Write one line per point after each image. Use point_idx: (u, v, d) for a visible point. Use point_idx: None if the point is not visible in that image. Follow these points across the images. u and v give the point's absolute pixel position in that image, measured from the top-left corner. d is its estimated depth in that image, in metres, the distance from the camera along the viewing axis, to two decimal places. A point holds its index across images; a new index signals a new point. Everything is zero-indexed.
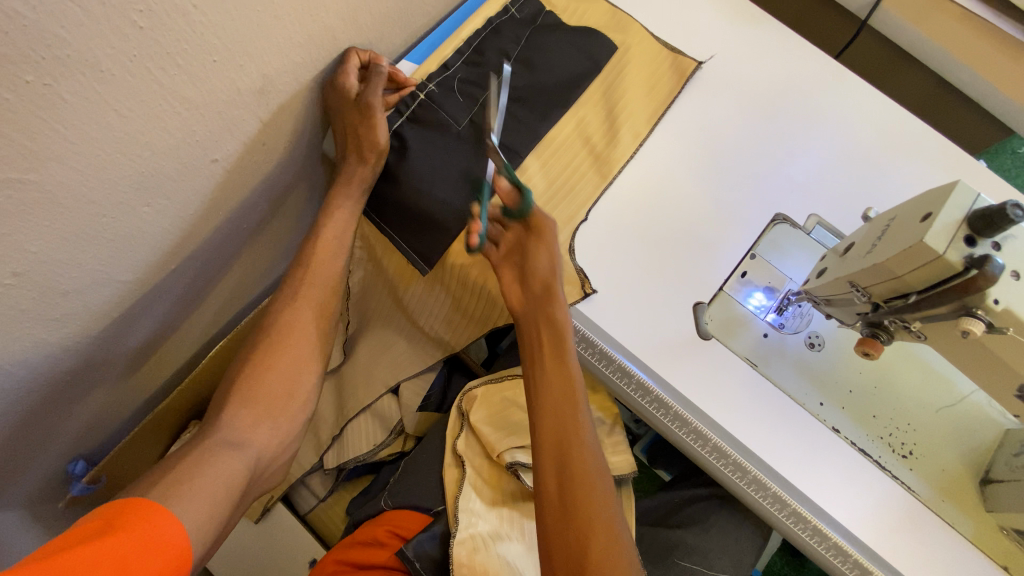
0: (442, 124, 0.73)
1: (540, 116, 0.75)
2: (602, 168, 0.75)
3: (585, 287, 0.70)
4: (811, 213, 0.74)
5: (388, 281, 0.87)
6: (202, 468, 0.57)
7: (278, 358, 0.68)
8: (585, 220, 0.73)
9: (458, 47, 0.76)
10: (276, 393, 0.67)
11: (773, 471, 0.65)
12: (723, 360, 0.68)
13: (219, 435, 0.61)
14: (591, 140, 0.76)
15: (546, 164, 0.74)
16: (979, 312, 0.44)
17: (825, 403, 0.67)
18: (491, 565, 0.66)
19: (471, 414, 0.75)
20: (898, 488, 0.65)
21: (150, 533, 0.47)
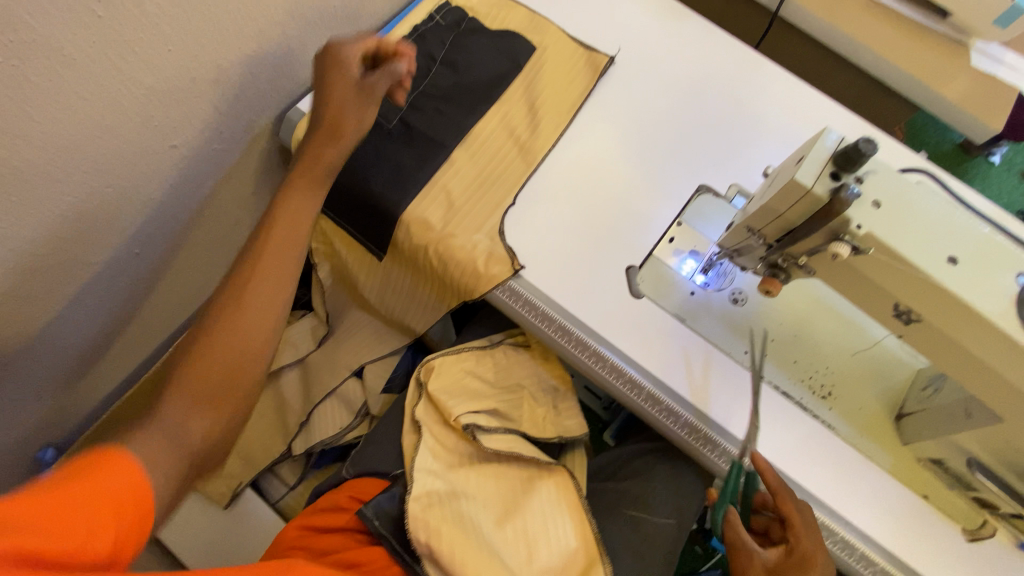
0: (373, 123, 0.78)
1: (466, 112, 0.80)
2: (525, 156, 0.80)
3: (514, 265, 0.74)
4: (732, 183, 0.82)
5: (348, 268, 0.92)
6: (149, 454, 0.49)
7: (235, 326, 0.58)
8: (511, 205, 0.78)
9: None
10: (219, 369, 0.57)
11: (703, 415, 0.69)
12: (654, 315, 0.74)
13: (161, 418, 0.52)
14: (516, 131, 0.81)
15: (475, 155, 0.79)
16: (845, 237, 0.50)
17: (749, 351, 0.72)
18: (447, 518, 0.71)
19: (428, 383, 0.79)
20: (819, 426, 0.70)
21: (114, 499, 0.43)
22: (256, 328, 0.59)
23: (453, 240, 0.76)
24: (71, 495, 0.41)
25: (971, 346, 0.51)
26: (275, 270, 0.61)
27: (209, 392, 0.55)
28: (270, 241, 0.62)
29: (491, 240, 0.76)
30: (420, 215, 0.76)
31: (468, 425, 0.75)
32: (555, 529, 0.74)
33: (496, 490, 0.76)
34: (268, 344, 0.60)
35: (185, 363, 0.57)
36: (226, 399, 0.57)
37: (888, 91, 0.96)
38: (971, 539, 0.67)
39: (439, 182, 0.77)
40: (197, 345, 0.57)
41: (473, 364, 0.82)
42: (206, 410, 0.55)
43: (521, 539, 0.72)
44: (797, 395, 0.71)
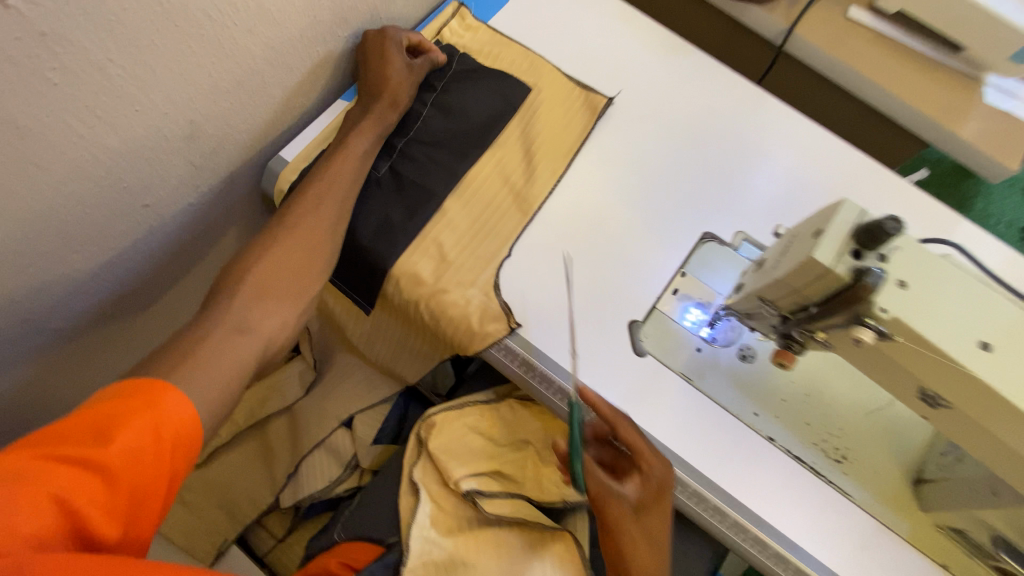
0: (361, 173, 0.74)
1: (458, 158, 0.76)
2: (521, 204, 0.76)
3: (510, 322, 0.70)
4: (739, 230, 0.78)
5: (336, 317, 0.88)
6: (212, 356, 0.53)
7: (293, 239, 0.64)
8: (506, 257, 0.75)
9: None
10: (286, 285, 0.62)
11: (712, 485, 0.65)
12: (659, 375, 0.70)
13: (227, 318, 0.56)
14: (511, 178, 0.78)
15: (468, 204, 0.75)
16: (868, 321, 0.46)
17: (759, 413, 0.69)
18: None
19: (429, 442, 0.74)
20: (834, 493, 0.66)
21: (163, 424, 0.46)
22: (312, 248, 0.64)
23: (445, 296, 0.71)
24: (118, 450, 0.42)
25: (1002, 434, 0.47)
26: (332, 200, 0.67)
27: (272, 297, 0.60)
28: (318, 176, 0.68)
29: (486, 296, 0.72)
30: (410, 270, 0.72)
31: (468, 492, 0.70)
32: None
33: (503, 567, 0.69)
34: (327, 243, 0.65)
35: (234, 269, 0.61)
36: (289, 294, 0.62)
37: (895, 127, 0.93)
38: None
39: (430, 235, 0.73)
40: (243, 273, 0.60)
41: (476, 420, 0.77)
42: (274, 307, 0.61)
43: None
44: (812, 460, 0.67)
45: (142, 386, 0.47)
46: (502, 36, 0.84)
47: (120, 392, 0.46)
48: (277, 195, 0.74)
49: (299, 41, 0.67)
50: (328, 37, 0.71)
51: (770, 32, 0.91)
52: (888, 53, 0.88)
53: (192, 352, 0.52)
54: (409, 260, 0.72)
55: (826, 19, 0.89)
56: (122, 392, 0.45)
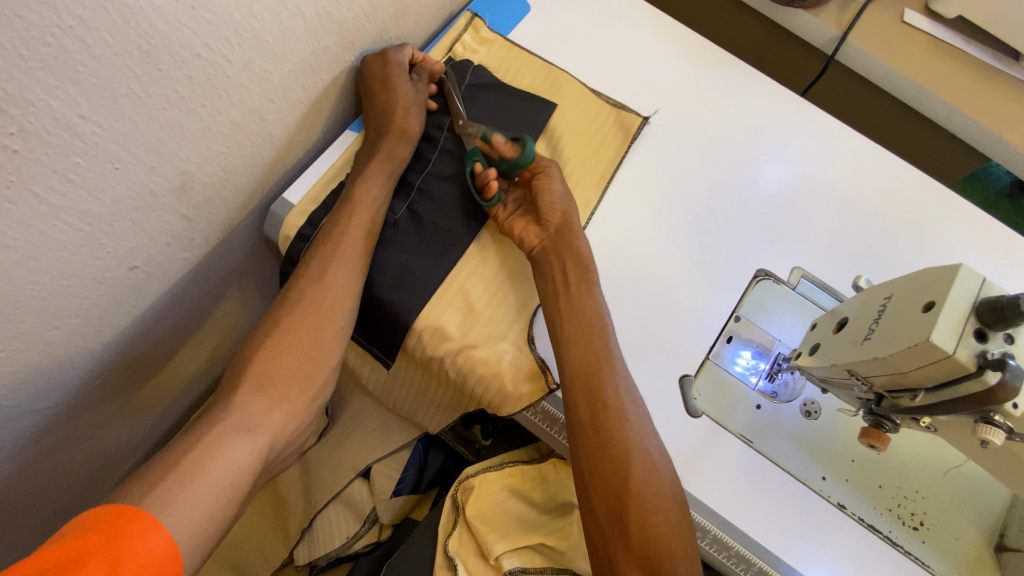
0: None
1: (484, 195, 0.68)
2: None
3: (548, 382, 0.63)
4: (795, 265, 0.70)
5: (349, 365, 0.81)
6: (209, 460, 0.49)
7: (302, 318, 0.58)
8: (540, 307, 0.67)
9: None
10: (292, 370, 0.58)
11: (781, 562, 0.59)
12: (715, 437, 0.63)
13: (228, 416, 0.53)
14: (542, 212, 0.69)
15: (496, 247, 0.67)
16: (997, 418, 0.39)
17: (827, 477, 0.62)
18: None
19: (468, 508, 0.65)
20: (911, 564, 0.60)
21: (127, 563, 0.40)
22: (327, 322, 0.59)
23: (475, 351, 0.63)
24: None
25: None
26: (344, 262, 0.60)
27: (273, 387, 0.56)
28: (327, 233, 0.61)
29: (522, 353, 0.64)
30: (435, 324, 0.63)
31: (511, 570, 0.64)
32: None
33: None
34: (341, 321, 0.60)
35: (244, 359, 0.57)
36: (292, 383, 0.57)
37: (955, 139, 0.84)
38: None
39: (456, 283, 0.65)
40: (249, 362, 0.56)
41: (520, 482, 0.68)
42: (279, 398, 0.57)
43: None
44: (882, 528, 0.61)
45: (113, 515, 0.43)
46: (522, 50, 0.75)
47: (80, 529, 0.41)
48: (282, 243, 0.66)
49: (300, 71, 0.59)
50: (332, 63, 0.63)
51: (820, 39, 0.83)
52: (948, 59, 0.80)
53: (185, 459, 0.48)
54: (433, 315, 0.63)
55: (878, 23, 0.81)
56: (88, 526, 0.41)
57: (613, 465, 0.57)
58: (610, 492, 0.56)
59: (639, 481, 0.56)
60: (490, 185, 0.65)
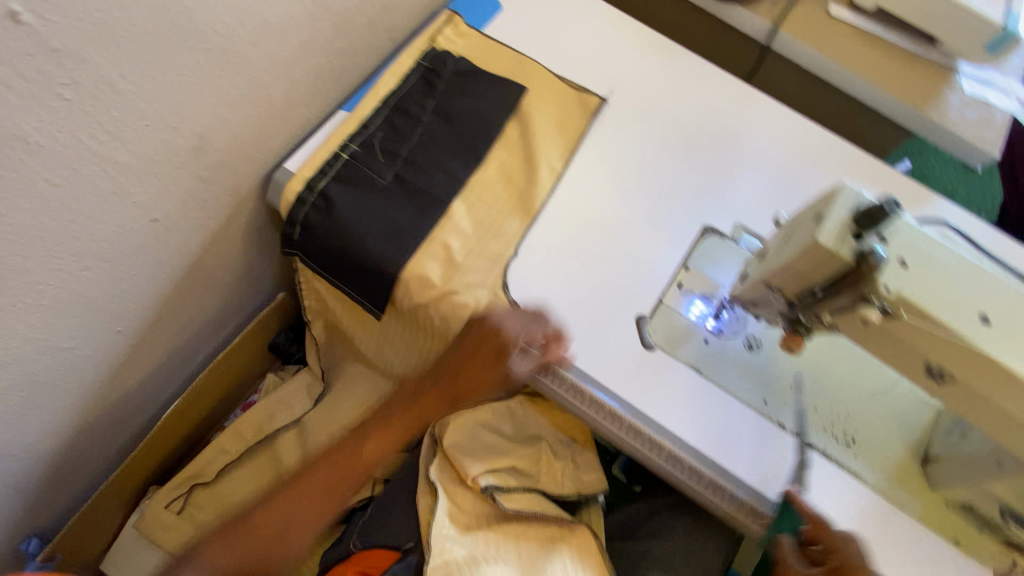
0: (368, 181, 0.75)
1: (461, 164, 0.77)
2: (521, 204, 0.77)
3: (520, 319, 0.71)
4: (736, 222, 0.80)
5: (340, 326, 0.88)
6: None
7: None
8: (513, 255, 0.75)
9: (376, 105, 0.79)
10: None
11: (729, 473, 0.66)
12: (668, 367, 0.71)
13: None
14: (513, 179, 0.79)
15: (474, 206, 0.76)
16: (873, 299, 0.48)
17: (769, 401, 0.70)
18: None
19: (445, 439, 0.73)
20: (845, 475, 0.67)
21: None
22: None
23: (455, 297, 0.71)
24: None
25: (995, 396, 0.49)
26: None
27: None
28: None
29: (500, 296, 0.72)
30: (419, 273, 0.71)
31: (487, 487, 0.69)
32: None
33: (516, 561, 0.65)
34: None
35: None
36: None
37: (880, 118, 0.95)
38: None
39: (438, 237, 0.73)
40: None
41: (490, 418, 0.77)
42: None
43: None
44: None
45: None
46: (495, 43, 0.86)
47: None
48: (282, 206, 0.74)
49: (298, 53, 0.68)
50: (325, 48, 0.73)
51: (757, 32, 0.95)
52: (872, 46, 0.91)
53: None
54: (417, 264, 0.71)
55: (807, 17, 0.92)
56: None
57: None
58: None
59: None
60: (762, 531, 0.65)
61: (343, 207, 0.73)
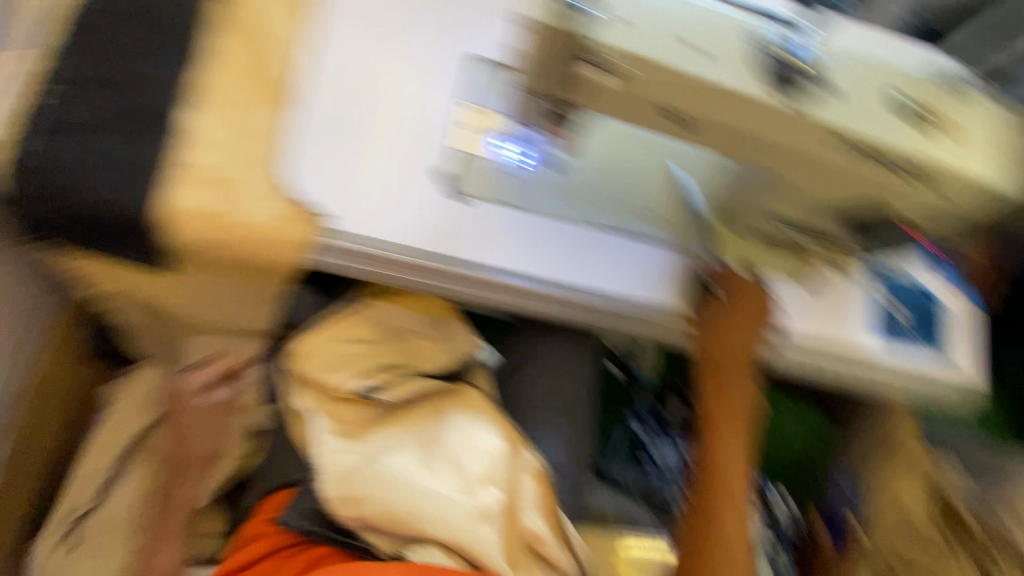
0: (82, 123, 0.64)
1: (178, 66, 0.67)
2: (277, 97, 0.71)
3: (312, 217, 0.67)
4: (499, 46, 0.81)
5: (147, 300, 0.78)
6: None
7: None
8: (283, 153, 0.70)
9: (60, 39, 0.67)
10: None
11: (556, 282, 0.73)
12: (473, 207, 0.72)
13: None
14: (253, 68, 0.70)
15: (217, 112, 0.67)
16: (579, 54, 0.50)
17: (573, 206, 0.76)
18: (376, 485, 0.61)
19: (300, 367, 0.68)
20: (650, 245, 0.77)
21: None
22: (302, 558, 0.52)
23: (231, 214, 0.66)
24: None
25: (725, 116, 0.51)
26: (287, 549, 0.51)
27: None
28: None
29: (285, 201, 0.68)
30: (176, 203, 0.64)
31: (363, 392, 0.70)
32: (480, 444, 0.65)
33: (411, 434, 0.66)
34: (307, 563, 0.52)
35: None
36: None
37: None
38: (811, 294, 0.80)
39: (185, 160, 0.65)
40: None
41: (342, 328, 0.72)
42: None
43: (452, 467, 0.63)
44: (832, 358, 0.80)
45: None
46: None
47: None
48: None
49: None
50: None
51: None
52: None
53: None
54: (171, 192, 0.64)
55: None
56: None
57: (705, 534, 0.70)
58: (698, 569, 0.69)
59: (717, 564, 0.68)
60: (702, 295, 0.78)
61: (67, 159, 0.63)
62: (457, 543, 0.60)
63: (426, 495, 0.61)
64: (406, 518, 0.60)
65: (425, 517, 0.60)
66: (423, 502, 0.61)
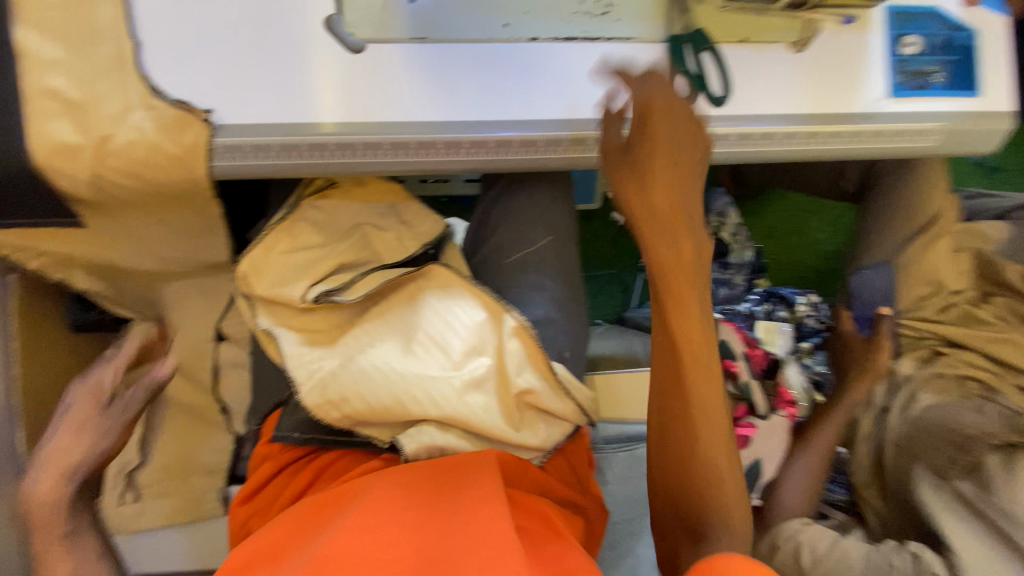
0: None
1: None
2: None
3: (199, 117, 0.58)
4: None
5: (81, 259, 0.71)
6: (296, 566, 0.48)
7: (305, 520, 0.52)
8: (138, 47, 0.58)
9: None
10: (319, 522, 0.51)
11: (507, 124, 0.61)
12: (386, 56, 0.61)
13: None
14: None
15: (41, 23, 0.56)
16: None
17: (509, 22, 0.62)
18: (357, 380, 0.57)
19: (256, 287, 0.63)
20: (615, 46, 0.63)
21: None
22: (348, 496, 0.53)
23: (113, 139, 0.58)
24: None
25: None
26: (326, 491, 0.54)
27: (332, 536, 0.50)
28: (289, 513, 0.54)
29: (169, 105, 0.58)
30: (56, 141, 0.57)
31: (317, 297, 0.62)
32: (459, 318, 0.62)
33: (381, 332, 0.61)
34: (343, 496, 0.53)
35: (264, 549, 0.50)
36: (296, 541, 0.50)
37: None
38: (800, 50, 0.65)
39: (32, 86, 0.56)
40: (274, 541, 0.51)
41: (290, 239, 0.66)
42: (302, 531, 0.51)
43: (433, 347, 0.60)
44: (822, 122, 0.65)
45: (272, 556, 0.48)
46: None
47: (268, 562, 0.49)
48: None
49: None
50: None
51: None
52: None
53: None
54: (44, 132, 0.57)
55: None
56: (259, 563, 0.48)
57: (675, 464, 0.56)
58: (669, 492, 0.57)
59: (685, 501, 0.55)
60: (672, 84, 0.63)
61: None
62: (451, 420, 0.58)
63: (412, 381, 0.57)
64: (395, 408, 0.57)
65: (415, 406, 0.57)
66: (411, 388, 0.57)
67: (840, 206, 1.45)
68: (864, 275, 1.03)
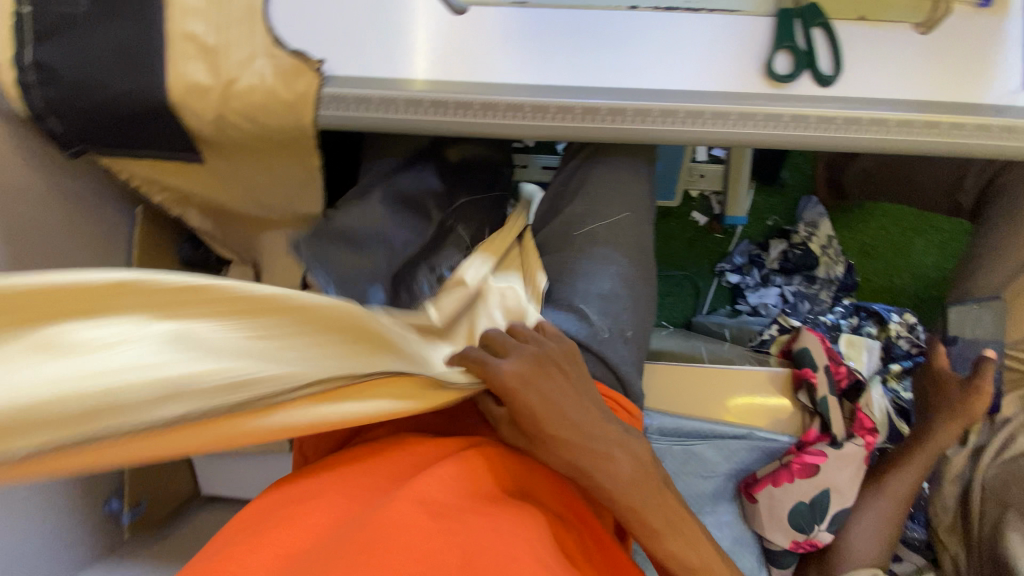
0: (70, 19, 0.63)
1: None
2: None
3: (311, 66, 0.63)
4: None
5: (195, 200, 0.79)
6: (318, 507, 0.50)
7: (347, 477, 0.54)
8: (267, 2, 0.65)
9: None
10: (357, 480, 0.53)
11: (598, 90, 0.61)
12: (487, 19, 0.64)
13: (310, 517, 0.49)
14: None
15: None
16: None
17: None
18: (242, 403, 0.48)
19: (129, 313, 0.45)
20: (717, 17, 0.62)
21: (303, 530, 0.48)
22: (387, 469, 0.54)
23: (237, 83, 0.63)
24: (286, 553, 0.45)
25: None
26: (365, 463, 0.56)
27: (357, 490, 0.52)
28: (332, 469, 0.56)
29: (286, 53, 0.63)
30: (187, 82, 0.64)
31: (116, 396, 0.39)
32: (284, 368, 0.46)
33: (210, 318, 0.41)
34: (388, 468, 0.54)
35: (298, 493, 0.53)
36: (334, 489, 0.52)
37: None
38: (927, 31, 0.60)
39: (174, 31, 0.63)
40: (307, 488, 0.53)
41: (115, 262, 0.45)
42: (341, 487, 0.53)
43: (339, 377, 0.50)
44: (946, 111, 0.59)
45: (306, 498, 0.52)
46: None
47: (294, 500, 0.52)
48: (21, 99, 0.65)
49: None
50: None
51: None
52: None
53: (280, 531, 0.48)
54: (176, 73, 0.64)
55: None
56: (285, 506, 0.51)
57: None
58: None
59: None
60: (763, 68, 0.61)
61: (70, 63, 0.63)
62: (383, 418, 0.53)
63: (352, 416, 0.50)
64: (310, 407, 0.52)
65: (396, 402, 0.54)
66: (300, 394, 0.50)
67: (949, 222, 1.32)
68: (971, 313, 0.88)
